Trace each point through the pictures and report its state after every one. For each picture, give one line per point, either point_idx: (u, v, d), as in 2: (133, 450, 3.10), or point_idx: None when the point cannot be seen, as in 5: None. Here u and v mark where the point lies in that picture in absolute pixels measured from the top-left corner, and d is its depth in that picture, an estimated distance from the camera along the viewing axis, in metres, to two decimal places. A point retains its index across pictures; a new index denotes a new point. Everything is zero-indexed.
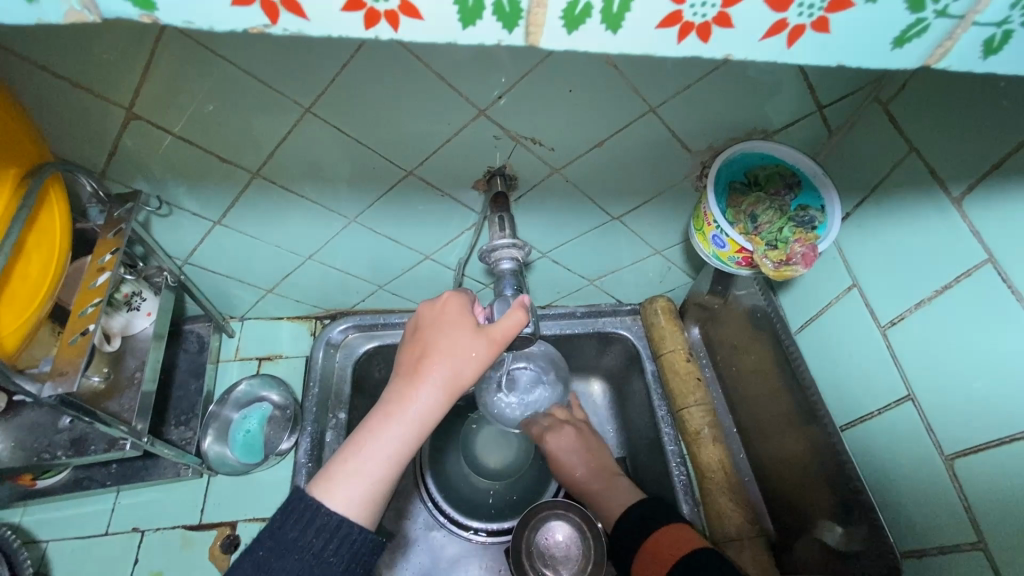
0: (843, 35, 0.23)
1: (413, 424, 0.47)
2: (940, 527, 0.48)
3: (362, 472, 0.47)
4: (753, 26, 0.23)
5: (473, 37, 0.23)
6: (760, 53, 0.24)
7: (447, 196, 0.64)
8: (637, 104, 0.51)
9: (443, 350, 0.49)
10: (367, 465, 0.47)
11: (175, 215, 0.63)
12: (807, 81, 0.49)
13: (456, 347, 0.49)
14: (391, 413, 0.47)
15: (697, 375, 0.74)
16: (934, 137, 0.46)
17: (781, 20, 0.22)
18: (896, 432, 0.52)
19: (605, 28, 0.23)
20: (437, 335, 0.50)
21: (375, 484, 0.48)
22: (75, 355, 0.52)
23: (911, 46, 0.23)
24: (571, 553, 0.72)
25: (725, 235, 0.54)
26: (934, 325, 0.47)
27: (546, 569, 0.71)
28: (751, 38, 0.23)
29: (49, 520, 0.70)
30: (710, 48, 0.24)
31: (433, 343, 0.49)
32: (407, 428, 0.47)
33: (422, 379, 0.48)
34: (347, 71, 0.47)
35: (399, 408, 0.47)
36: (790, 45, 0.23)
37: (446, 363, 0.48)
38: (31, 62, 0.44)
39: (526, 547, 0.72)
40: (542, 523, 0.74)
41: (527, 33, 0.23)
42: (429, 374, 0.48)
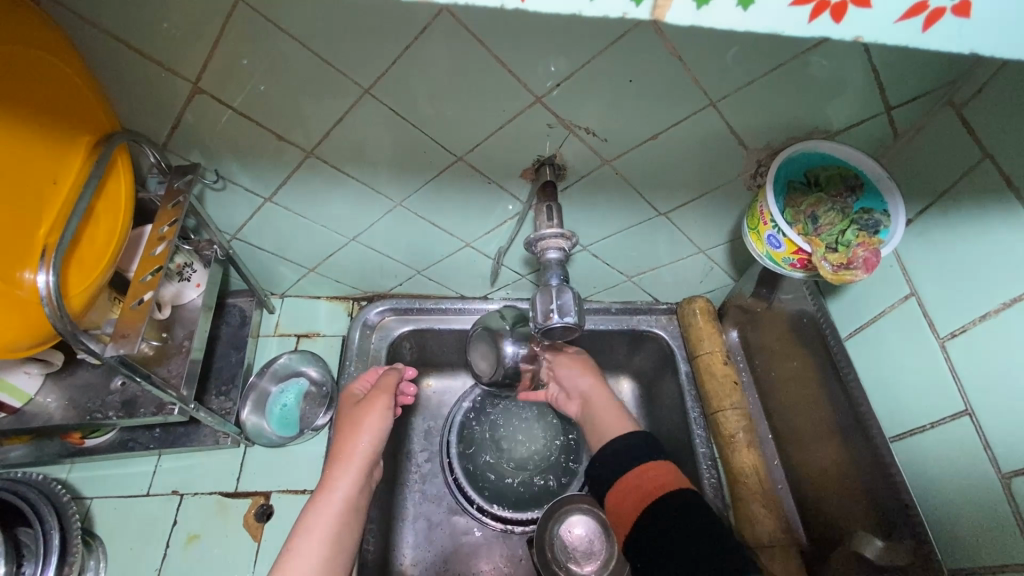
0: (986, 19, 0.22)
1: (338, 502, 0.62)
2: (993, 548, 0.46)
3: (307, 556, 0.58)
4: (892, 6, 0.22)
5: (599, 9, 0.23)
6: (891, 36, 0.23)
7: (494, 184, 0.64)
8: (696, 97, 0.50)
9: (354, 432, 0.67)
10: (310, 548, 0.59)
11: (228, 189, 0.65)
12: (877, 81, 0.48)
13: (370, 428, 0.67)
14: (319, 505, 0.62)
15: (734, 378, 0.72)
16: (1013, 144, 0.44)
17: (921, 2, 0.22)
18: (950, 447, 0.50)
19: (736, 3, 0.22)
20: (352, 421, 0.68)
21: (324, 564, 0.59)
22: (136, 319, 0.54)
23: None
24: (593, 548, 0.72)
25: (783, 235, 0.53)
26: (1000, 340, 0.46)
27: (568, 563, 0.71)
28: (887, 19, 0.22)
29: (94, 479, 0.73)
30: (842, 29, 0.23)
31: (353, 428, 0.67)
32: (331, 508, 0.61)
33: (341, 462, 0.65)
34: (408, 54, 0.47)
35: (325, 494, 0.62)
36: (926, 28, 0.23)
37: (364, 439, 0.66)
38: (107, 33, 0.45)
39: (549, 540, 0.72)
40: (564, 515, 0.74)
41: (654, 7, 0.23)
42: (347, 455, 0.65)
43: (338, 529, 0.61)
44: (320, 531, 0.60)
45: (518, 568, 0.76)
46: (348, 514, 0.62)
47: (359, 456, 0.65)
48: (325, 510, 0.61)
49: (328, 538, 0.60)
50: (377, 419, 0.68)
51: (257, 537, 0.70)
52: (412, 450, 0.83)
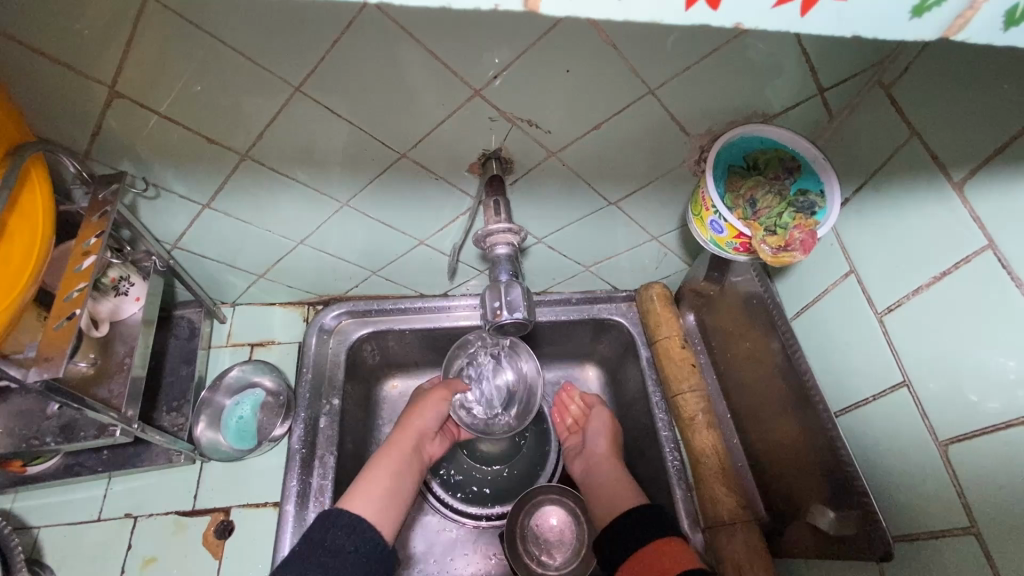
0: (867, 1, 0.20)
1: (398, 457, 0.68)
2: (932, 512, 0.47)
3: (368, 489, 0.64)
4: None
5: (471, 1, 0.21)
6: (771, 23, 0.22)
7: (442, 180, 0.62)
8: (634, 85, 0.51)
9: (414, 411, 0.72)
10: (371, 489, 0.64)
11: (162, 197, 0.62)
12: (809, 62, 0.49)
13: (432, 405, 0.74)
14: (383, 459, 0.68)
15: (692, 360, 0.74)
16: (937, 122, 0.46)
17: None
18: (891, 416, 0.52)
19: None
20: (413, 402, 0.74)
21: (382, 500, 0.64)
22: (60, 341, 0.51)
23: (932, 15, 0.21)
24: (565, 538, 0.73)
25: (724, 220, 0.53)
26: (932, 312, 0.47)
27: (542, 553, 0.72)
28: (764, 4, 0.21)
29: (40, 507, 0.70)
30: (721, 17, 0.21)
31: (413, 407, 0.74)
32: (389, 462, 0.67)
33: (405, 429, 0.71)
34: (338, 50, 0.46)
35: (388, 452, 0.68)
36: (804, 14, 0.21)
37: (418, 415, 0.72)
38: (4, 36, 0.42)
39: (521, 532, 0.73)
40: (536, 508, 0.75)
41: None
42: (409, 426, 0.71)
43: (399, 470, 0.67)
44: (381, 469, 0.66)
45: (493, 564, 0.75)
46: (407, 465, 0.68)
47: (416, 425, 0.71)
48: (389, 453, 0.68)
49: (391, 478, 0.66)
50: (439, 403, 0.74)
51: (218, 555, 0.68)
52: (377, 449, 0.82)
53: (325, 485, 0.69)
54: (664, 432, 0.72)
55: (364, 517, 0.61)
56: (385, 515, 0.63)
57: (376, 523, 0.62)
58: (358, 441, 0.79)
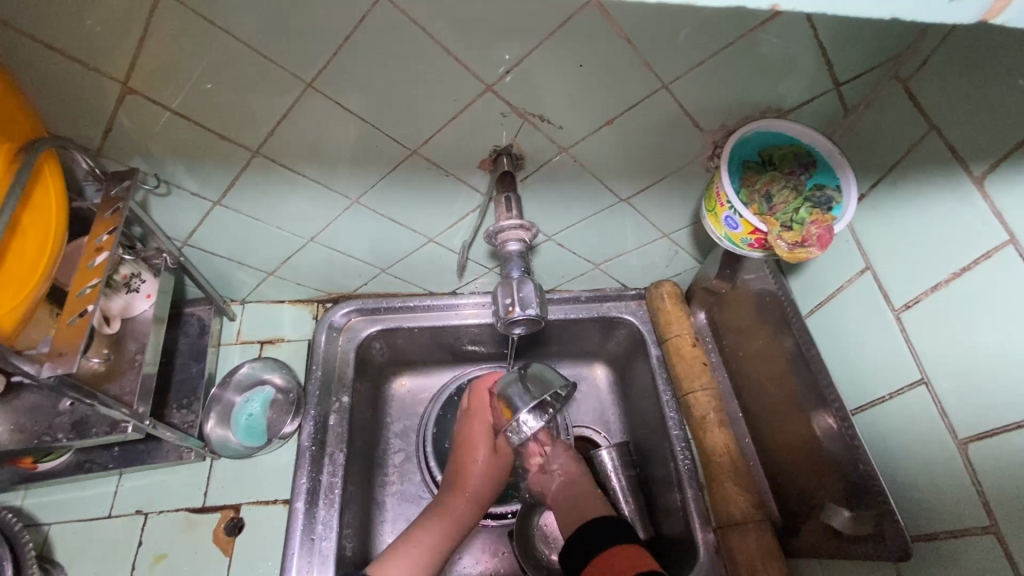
0: None
1: (451, 526, 0.68)
2: (951, 512, 0.47)
3: (411, 559, 0.64)
4: None
5: None
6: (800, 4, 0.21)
7: (453, 177, 0.62)
8: (647, 80, 0.50)
9: (485, 480, 0.73)
10: (411, 559, 0.64)
11: (173, 194, 0.62)
12: (824, 56, 0.49)
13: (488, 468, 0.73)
14: (438, 526, 0.68)
15: (704, 358, 0.73)
16: (955, 116, 0.45)
17: None
18: (908, 414, 0.51)
19: None
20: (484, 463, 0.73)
21: (417, 568, 0.64)
22: (74, 336, 0.51)
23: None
24: None
25: (739, 216, 0.53)
26: (951, 308, 0.47)
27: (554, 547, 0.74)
28: None
29: (51, 504, 0.70)
30: None
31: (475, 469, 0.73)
32: (439, 530, 0.67)
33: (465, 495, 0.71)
34: (350, 45, 0.46)
35: (445, 518, 0.68)
36: None
37: (480, 481, 0.72)
38: (19, 32, 0.42)
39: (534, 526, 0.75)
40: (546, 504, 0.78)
41: None
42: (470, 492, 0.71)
43: (439, 543, 0.67)
44: (422, 547, 0.65)
45: (502, 561, 0.74)
46: (455, 530, 0.69)
47: (475, 492, 0.71)
48: (435, 526, 0.68)
49: (438, 546, 0.66)
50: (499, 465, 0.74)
51: (228, 552, 0.68)
52: (387, 446, 0.82)
53: (335, 482, 0.69)
54: (675, 431, 0.72)
55: None
56: None
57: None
58: (368, 439, 0.79)
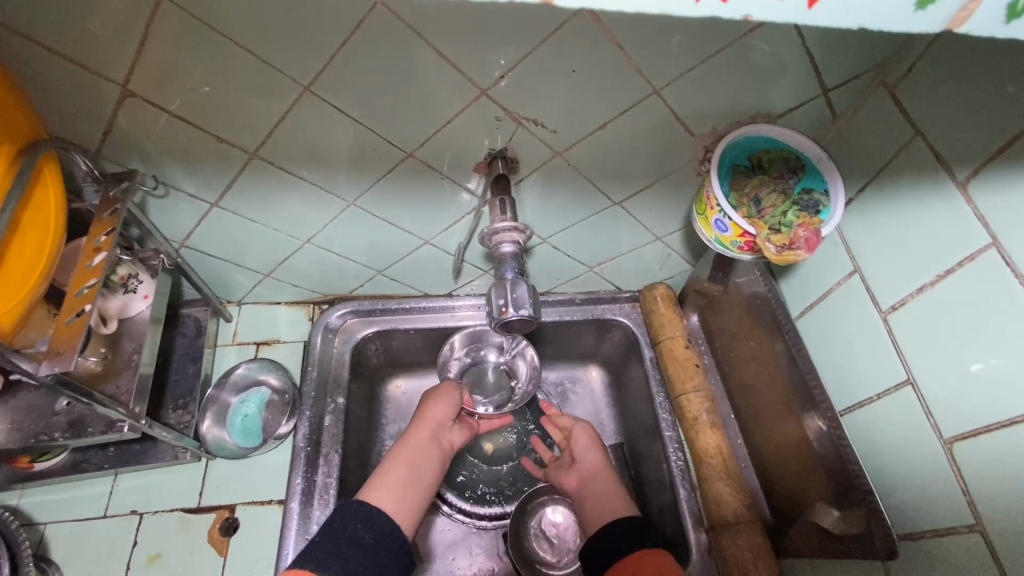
0: None
1: (414, 448, 0.67)
2: (936, 511, 0.48)
3: (386, 480, 0.64)
4: None
5: None
6: (778, 14, 0.22)
7: (448, 179, 0.63)
8: (639, 85, 0.51)
9: (428, 418, 0.70)
10: (388, 481, 0.64)
11: (171, 196, 0.62)
12: (812, 63, 0.50)
13: (442, 399, 0.72)
14: (397, 453, 0.67)
15: (696, 361, 0.74)
16: (940, 122, 0.46)
17: None
18: (895, 415, 0.52)
19: None
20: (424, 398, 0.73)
21: (402, 489, 0.64)
22: (72, 335, 0.52)
23: (937, 7, 0.21)
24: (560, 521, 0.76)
25: (728, 219, 0.54)
26: (935, 311, 0.47)
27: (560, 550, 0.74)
28: None
29: (47, 503, 0.70)
30: (728, 8, 0.22)
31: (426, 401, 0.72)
32: (402, 456, 0.66)
33: (419, 425, 0.70)
34: (347, 49, 0.46)
35: (401, 447, 0.67)
36: (810, 5, 0.21)
37: (434, 408, 0.71)
38: (21, 35, 0.43)
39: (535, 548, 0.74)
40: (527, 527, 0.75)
41: None
42: (424, 421, 0.70)
43: (416, 462, 0.66)
44: (398, 469, 0.65)
45: (496, 563, 0.75)
46: (427, 454, 0.68)
47: (433, 417, 0.70)
48: (405, 446, 0.67)
49: (408, 469, 0.65)
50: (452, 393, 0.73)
51: (223, 552, 0.68)
52: (381, 448, 0.82)
53: (330, 482, 0.69)
54: (667, 432, 0.72)
55: (383, 509, 0.61)
56: (404, 506, 0.63)
57: (394, 516, 0.61)
58: (363, 440, 0.79)
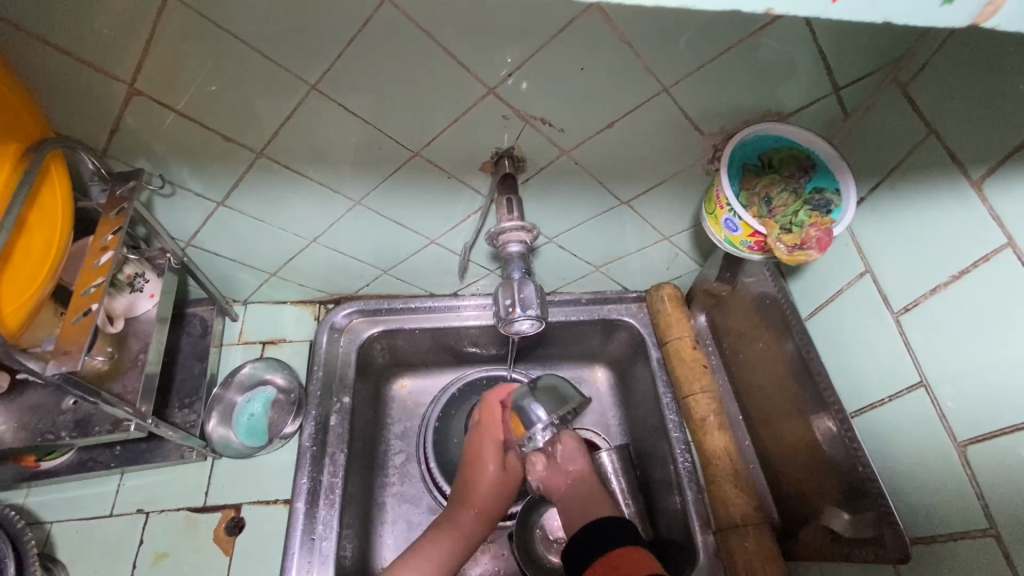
0: None
1: (459, 540, 0.67)
2: (950, 515, 0.47)
3: (417, 573, 0.63)
4: None
5: None
6: (795, 10, 0.22)
7: (455, 178, 0.63)
8: (648, 83, 0.51)
9: (491, 496, 0.70)
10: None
11: (178, 195, 0.62)
12: (824, 60, 0.49)
13: (496, 479, 0.71)
14: (439, 542, 0.66)
15: (704, 361, 0.73)
16: (955, 121, 0.46)
17: None
18: (907, 417, 0.51)
19: None
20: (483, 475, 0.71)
21: None
22: (79, 334, 0.52)
23: (959, 2, 0.21)
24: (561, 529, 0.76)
25: (738, 218, 0.53)
26: (948, 311, 0.47)
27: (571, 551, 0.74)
28: None
29: (53, 502, 0.70)
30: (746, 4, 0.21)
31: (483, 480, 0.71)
32: (442, 548, 0.66)
33: (469, 510, 0.69)
34: (354, 48, 0.46)
35: (447, 535, 0.67)
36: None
37: (487, 495, 0.70)
38: (29, 34, 0.43)
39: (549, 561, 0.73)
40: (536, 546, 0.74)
41: None
42: (476, 507, 0.69)
43: (452, 552, 0.66)
44: (431, 561, 0.64)
45: (501, 564, 0.74)
46: (465, 544, 0.67)
47: (483, 505, 0.69)
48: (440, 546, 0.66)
49: (444, 562, 0.65)
50: (509, 476, 0.72)
51: (229, 552, 0.68)
52: (387, 447, 0.82)
53: (336, 482, 0.69)
54: (675, 432, 0.72)
55: None
56: None
57: None
58: (368, 440, 0.79)
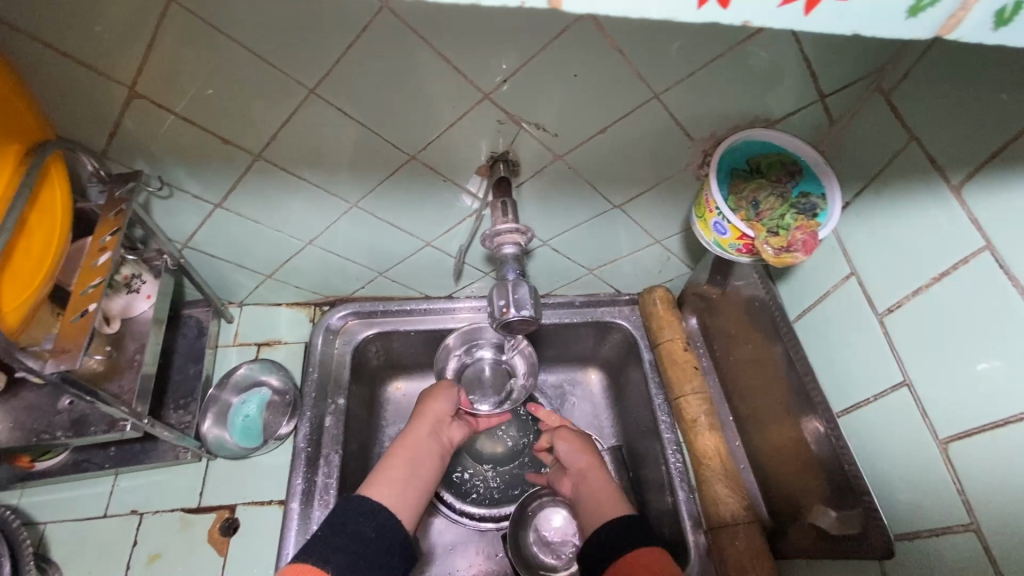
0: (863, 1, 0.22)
1: (416, 441, 0.68)
2: (933, 511, 0.48)
3: (387, 474, 0.64)
4: None
5: None
6: (774, 21, 0.23)
7: (450, 182, 0.64)
8: (640, 90, 0.52)
9: (426, 416, 0.71)
10: (388, 477, 0.64)
11: (176, 197, 0.63)
12: (810, 69, 0.51)
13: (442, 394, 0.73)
14: (400, 449, 0.67)
15: (695, 363, 0.74)
16: (935, 128, 0.47)
17: None
18: (891, 417, 0.52)
19: None
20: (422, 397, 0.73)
21: (403, 485, 0.64)
22: (77, 334, 0.52)
23: (926, 15, 0.22)
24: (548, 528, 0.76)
25: (727, 222, 0.54)
26: (929, 313, 0.48)
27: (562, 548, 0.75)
28: (768, 4, 0.22)
29: (47, 503, 0.70)
30: (728, 15, 0.22)
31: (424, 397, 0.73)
32: (402, 456, 0.66)
33: (417, 419, 0.70)
34: (352, 53, 0.47)
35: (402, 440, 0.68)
36: (806, 12, 0.22)
37: (435, 401, 0.72)
38: (31, 37, 0.44)
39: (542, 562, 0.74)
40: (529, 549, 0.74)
41: None
42: (422, 415, 0.71)
43: (416, 458, 0.67)
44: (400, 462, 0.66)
45: (495, 565, 0.75)
46: (428, 449, 0.69)
47: (433, 411, 0.71)
48: (406, 442, 0.68)
49: (408, 465, 0.66)
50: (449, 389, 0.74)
51: (223, 552, 0.69)
52: (381, 449, 0.83)
53: (330, 482, 0.70)
54: (666, 433, 0.73)
55: (385, 505, 0.61)
56: (405, 503, 0.63)
57: (396, 511, 0.62)
58: (363, 441, 0.80)
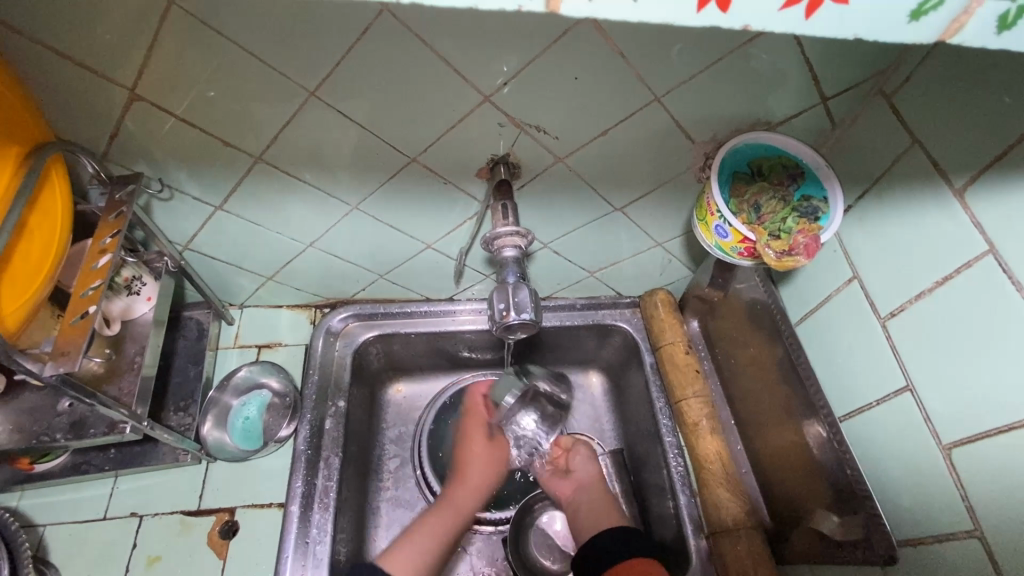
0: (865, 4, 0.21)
1: (453, 511, 0.71)
2: (936, 517, 0.48)
3: (414, 543, 0.67)
4: None
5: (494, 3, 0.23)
6: (774, 25, 0.23)
7: (451, 184, 0.63)
8: (641, 93, 0.52)
9: (468, 483, 0.74)
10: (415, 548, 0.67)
11: (176, 199, 0.63)
12: (811, 71, 0.50)
13: (488, 462, 0.77)
14: (438, 515, 0.70)
15: (697, 366, 0.74)
16: (937, 132, 0.47)
17: None
18: (894, 421, 0.52)
19: None
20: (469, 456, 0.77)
21: (423, 557, 0.66)
22: (77, 336, 0.52)
23: (927, 20, 0.22)
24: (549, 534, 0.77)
25: (728, 225, 0.54)
26: (932, 317, 0.48)
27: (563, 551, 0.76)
28: (769, 8, 0.22)
29: (46, 505, 0.70)
30: (729, 19, 0.22)
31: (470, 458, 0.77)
32: (432, 533, 0.68)
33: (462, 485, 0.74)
34: (352, 56, 0.47)
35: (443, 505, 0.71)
36: (808, 16, 0.22)
37: (478, 470, 0.75)
38: (32, 40, 0.44)
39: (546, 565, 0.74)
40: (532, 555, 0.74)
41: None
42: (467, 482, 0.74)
43: (445, 530, 0.69)
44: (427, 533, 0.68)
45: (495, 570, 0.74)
46: (457, 523, 0.71)
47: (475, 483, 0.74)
48: (439, 517, 0.70)
49: (439, 537, 0.69)
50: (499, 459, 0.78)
51: (222, 555, 0.68)
52: (381, 451, 0.82)
53: (330, 485, 0.69)
54: (667, 436, 0.73)
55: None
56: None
57: None
58: (363, 443, 0.79)
